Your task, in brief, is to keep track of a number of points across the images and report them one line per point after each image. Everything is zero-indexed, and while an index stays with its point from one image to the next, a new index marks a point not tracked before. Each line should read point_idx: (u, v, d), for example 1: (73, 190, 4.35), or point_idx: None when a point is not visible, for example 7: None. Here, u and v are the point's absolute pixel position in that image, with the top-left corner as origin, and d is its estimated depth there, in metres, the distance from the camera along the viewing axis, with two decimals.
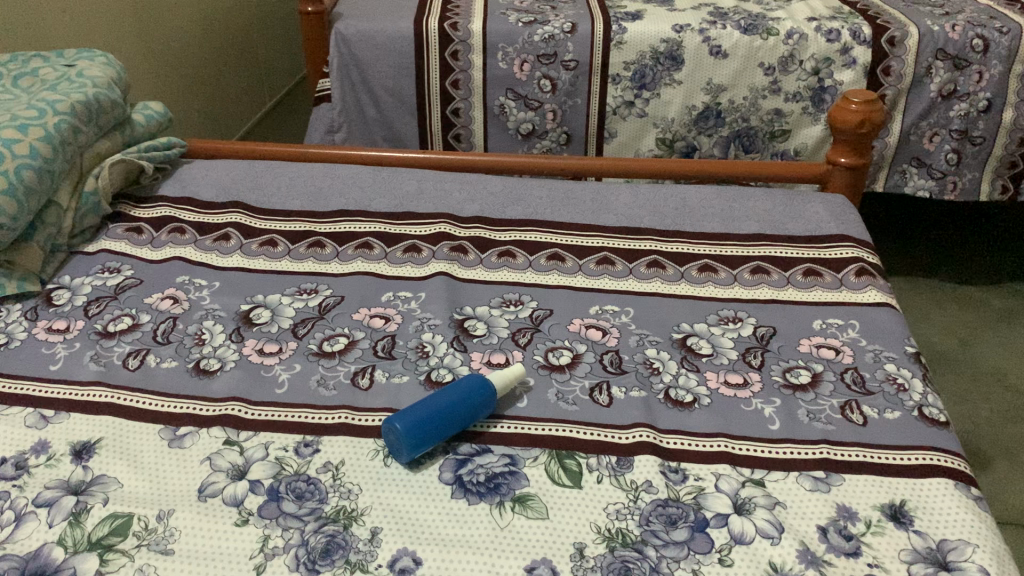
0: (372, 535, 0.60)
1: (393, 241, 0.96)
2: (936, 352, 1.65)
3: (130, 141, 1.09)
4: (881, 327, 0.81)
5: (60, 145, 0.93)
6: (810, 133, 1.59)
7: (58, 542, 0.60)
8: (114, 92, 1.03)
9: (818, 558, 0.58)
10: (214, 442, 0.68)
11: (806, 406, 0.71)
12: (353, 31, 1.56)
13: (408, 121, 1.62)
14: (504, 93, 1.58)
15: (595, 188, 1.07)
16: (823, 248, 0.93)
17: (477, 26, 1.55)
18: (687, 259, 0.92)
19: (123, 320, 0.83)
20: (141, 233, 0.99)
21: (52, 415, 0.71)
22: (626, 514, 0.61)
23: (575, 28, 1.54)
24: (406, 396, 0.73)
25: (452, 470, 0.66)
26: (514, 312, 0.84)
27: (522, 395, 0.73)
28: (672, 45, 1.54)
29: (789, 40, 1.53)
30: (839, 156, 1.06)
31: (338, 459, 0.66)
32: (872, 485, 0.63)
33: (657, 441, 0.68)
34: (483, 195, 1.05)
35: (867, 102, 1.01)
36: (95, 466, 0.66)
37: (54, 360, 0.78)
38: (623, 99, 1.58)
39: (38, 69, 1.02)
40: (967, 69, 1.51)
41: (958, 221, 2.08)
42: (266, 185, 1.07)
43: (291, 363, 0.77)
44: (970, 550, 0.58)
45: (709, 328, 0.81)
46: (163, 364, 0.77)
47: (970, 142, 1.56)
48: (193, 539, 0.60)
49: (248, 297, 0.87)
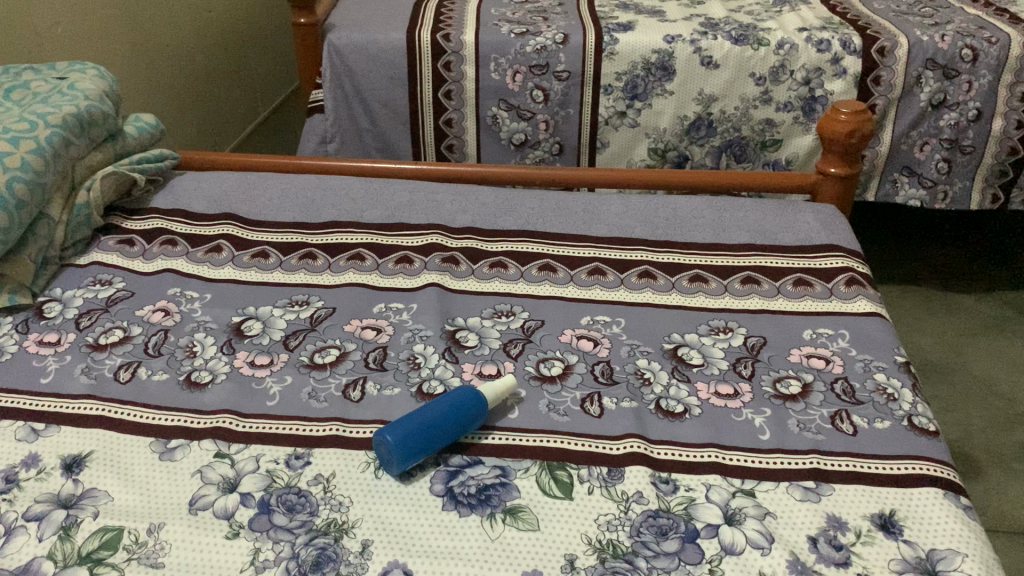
0: (362, 547, 0.60)
1: (384, 252, 0.97)
2: (929, 361, 1.66)
3: (122, 154, 1.09)
4: (870, 336, 0.81)
5: (51, 158, 0.93)
6: (801, 143, 1.60)
7: (47, 556, 0.60)
8: (105, 104, 1.03)
9: (807, 568, 0.58)
10: (204, 455, 0.68)
11: (795, 416, 0.72)
12: (346, 43, 1.56)
13: (400, 131, 1.63)
14: (496, 103, 1.59)
15: (586, 198, 1.07)
16: (812, 258, 0.94)
17: (470, 36, 1.56)
18: (677, 269, 0.92)
19: (114, 332, 0.83)
20: (133, 245, 0.99)
21: (42, 429, 0.71)
22: (617, 525, 0.61)
23: (567, 38, 1.56)
24: (397, 408, 0.73)
25: (442, 483, 0.66)
26: (506, 323, 0.84)
27: (514, 407, 0.73)
28: (663, 55, 1.55)
29: (780, 51, 1.54)
30: (829, 166, 1.07)
31: (329, 472, 0.66)
32: (862, 495, 0.63)
33: (648, 452, 0.68)
34: (476, 205, 1.06)
35: (856, 112, 1.02)
36: (85, 479, 0.66)
37: (44, 373, 0.78)
38: (615, 109, 1.59)
39: (30, 82, 1.03)
40: (956, 78, 1.52)
41: (953, 231, 2.09)
42: (258, 198, 1.07)
43: (282, 375, 0.77)
44: (959, 559, 0.58)
45: (700, 338, 0.82)
46: (155, 377, 0.77)
47: (960, 151, 1.57)
48: (184, 552, 0.60)
49: (239, 309, 0.87)
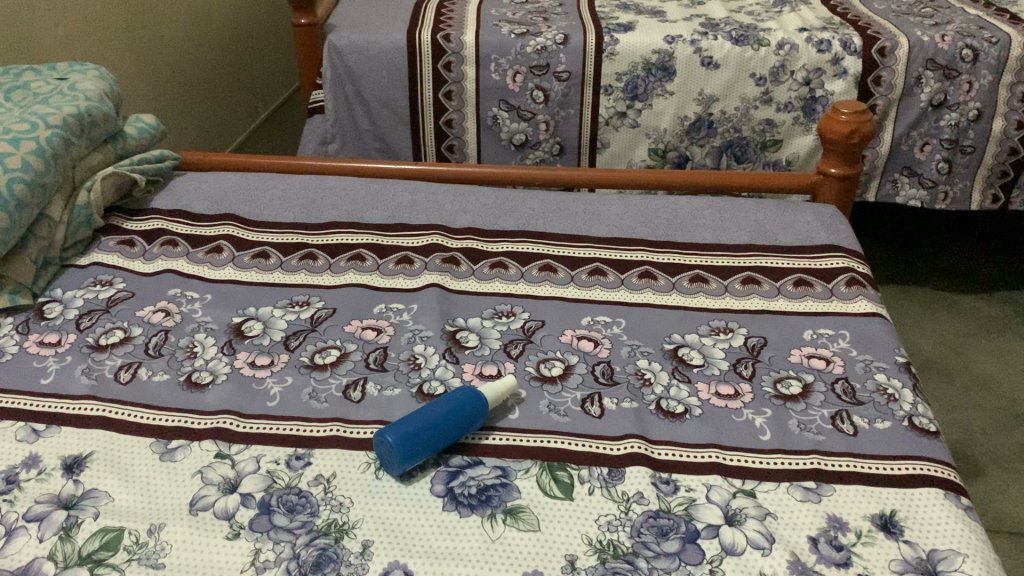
0: (363, 547, 0.60)
1: (384, 252, 0.97)
2: (929, 361, 1.66)
3: (122, 154, 1.09)
4: (870, 337, 0.81)
5: (51, 158, 0.93)
6: (801, 143, 1.60)
7: (48, 556, 0.60)
8: (106, 105, 1.03)
9: (808, 568, 0.58)
10: (204, 456, 0.68)
11: (796, 417, 0.72)
12: (346, 43, 1.56)
13: (400, 132, 1.63)
14: (497, 103, 1.59)
15: (586, 198, 1.07)
16: (813, 258, 0.93)
17: (470, 37, 1.56)
18: (677, 269, 0.92)
19: (115, 333, 0.83)
20: (133, 245, 0.99)
21: (42, 429, 0.71)
22: (617, 526, 0.61)
23: (567, 39, 1.56)
24: (398, 408, 0.73)
25: (443, 483, 0.66)
26: (506, 324, 0.84)
27: (515, 407, 0.73)
28: (664, 56, 1.55)
29: (780, 51, 1.54)
30: (829, 166, 1.07)
31: (329, 472, 0.66)
32: (863, 495, 0.63)
33: (648, 453, 0.68)
34: (476, 206, 1.06)
35: (856, 112, 1.02)
36: (85, 480, 0.66)
37: (45, 374, 0.78)
38: (615, 109, 1.59)
39: (30, 83, 1.03)
40: (956, 79, 1.52)
41: (959, 232, 2.08)
42: (258, 198, 1.07)
43: (283, 376, 0.77)
44: (959, 560, 0.58)
45: (700, 339, 0.82)
46: (155, 377, 0.77)
47: (960, 151, 1.57)
48: (185, 553, 0.60)
49: (240, 309, 0.87)
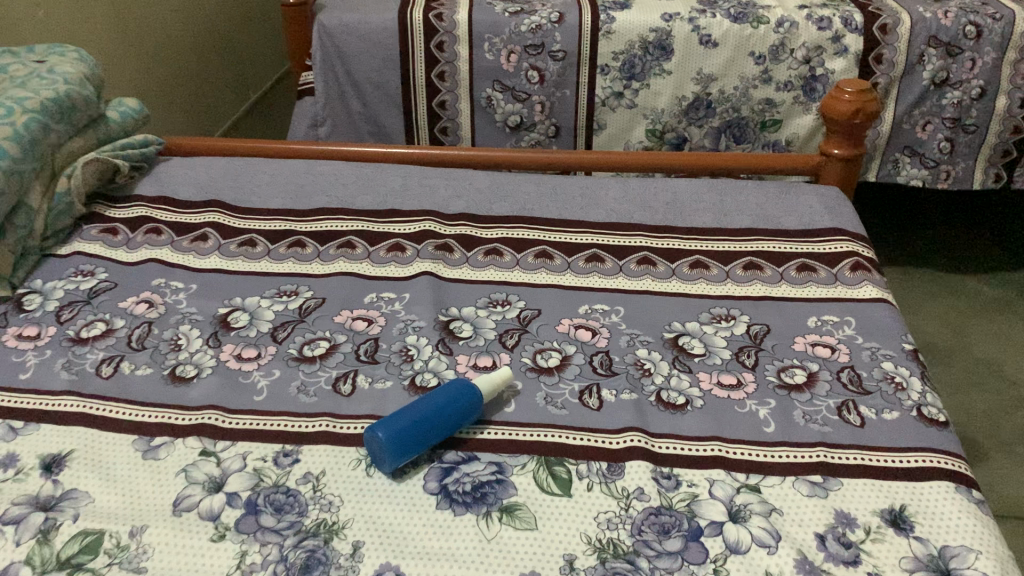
0: (353, 549, 0.58)
1: (375, 239, 0.94)
2: (931, 344, 1.64)
3: (104, 140, 1.05)
4: (877, 323, 0.79)
5: (30, 145, 0.90)
6: (802, 124, 1.57)
7: (25, 561, 0.57)
8: (85, 88, 1.00)
9: (816, 567, 0.56)
10: (188, 454, 0.66)
11: (801, 407, 0.69)
12: (336, 24, 1.52)
13: (393, 114, 1.59)
14: (491, 85, 1.55)
15: (583, 182, 1.04)
16: (816, 242, 0.91)
17: (463, 15, 1.52)
18: (677, 255, 0.90)
19: (97, 325, 0.81)
20: (116, 234, 0.96)
21: (20, 427, 0.69)
22: (617, 524, 0.59)
23: (563, 18, 1.51)
24: (390, 402, 0.70)
25: (436, 480, 0.63)
26: (501, 313, 0.82)
27: (510, 399, 0.71)
28: (662, 34, 1.51)
29: (779, 29, 1.50)
30: (833, 148, 1.04)
31: (319, 470, 0.64)
32: (870, 489, 0.61)
33: (649, 446, 0.66)
34: (470, 191, 1.02)
35: (860, 91, 0.99)
36: (65, 480, 0.64)
37: (23, 369, 0.75)
38: (612, 89, 1.55)
39: (7, 66, 0.99)
40: (960, 55, 1.49)
41: (975, 211, 2.06)
42: (246, 184, 1.04)
43: (270, 369, 0.75)
44: (972, 556, 0.56)
45: (701, 327, 0.79)
46: (138, 372, 0.75)
47: (963, 130, 1.54)
48: (168, 556, 0.57)
49: (226, 300, 0.84)
